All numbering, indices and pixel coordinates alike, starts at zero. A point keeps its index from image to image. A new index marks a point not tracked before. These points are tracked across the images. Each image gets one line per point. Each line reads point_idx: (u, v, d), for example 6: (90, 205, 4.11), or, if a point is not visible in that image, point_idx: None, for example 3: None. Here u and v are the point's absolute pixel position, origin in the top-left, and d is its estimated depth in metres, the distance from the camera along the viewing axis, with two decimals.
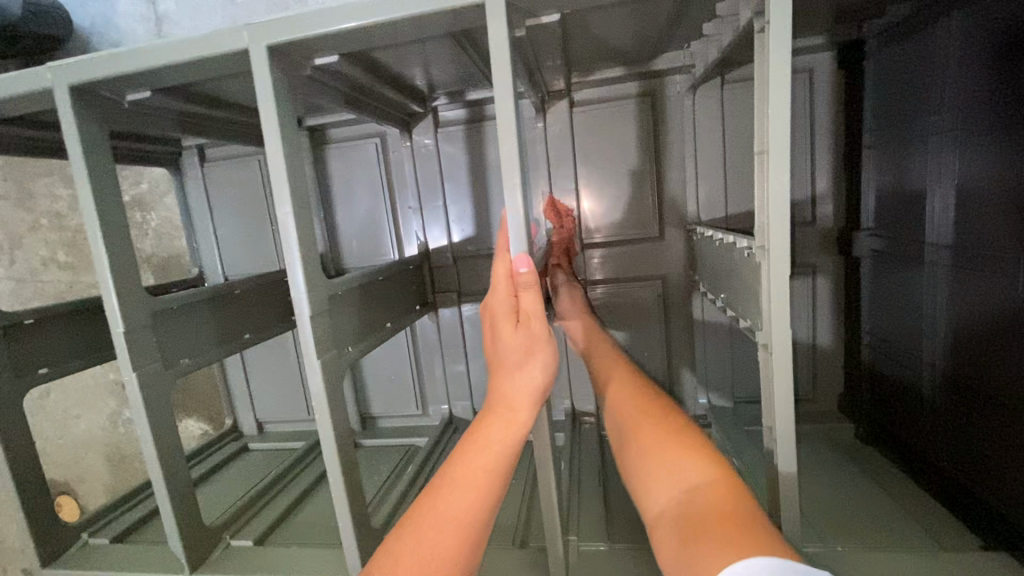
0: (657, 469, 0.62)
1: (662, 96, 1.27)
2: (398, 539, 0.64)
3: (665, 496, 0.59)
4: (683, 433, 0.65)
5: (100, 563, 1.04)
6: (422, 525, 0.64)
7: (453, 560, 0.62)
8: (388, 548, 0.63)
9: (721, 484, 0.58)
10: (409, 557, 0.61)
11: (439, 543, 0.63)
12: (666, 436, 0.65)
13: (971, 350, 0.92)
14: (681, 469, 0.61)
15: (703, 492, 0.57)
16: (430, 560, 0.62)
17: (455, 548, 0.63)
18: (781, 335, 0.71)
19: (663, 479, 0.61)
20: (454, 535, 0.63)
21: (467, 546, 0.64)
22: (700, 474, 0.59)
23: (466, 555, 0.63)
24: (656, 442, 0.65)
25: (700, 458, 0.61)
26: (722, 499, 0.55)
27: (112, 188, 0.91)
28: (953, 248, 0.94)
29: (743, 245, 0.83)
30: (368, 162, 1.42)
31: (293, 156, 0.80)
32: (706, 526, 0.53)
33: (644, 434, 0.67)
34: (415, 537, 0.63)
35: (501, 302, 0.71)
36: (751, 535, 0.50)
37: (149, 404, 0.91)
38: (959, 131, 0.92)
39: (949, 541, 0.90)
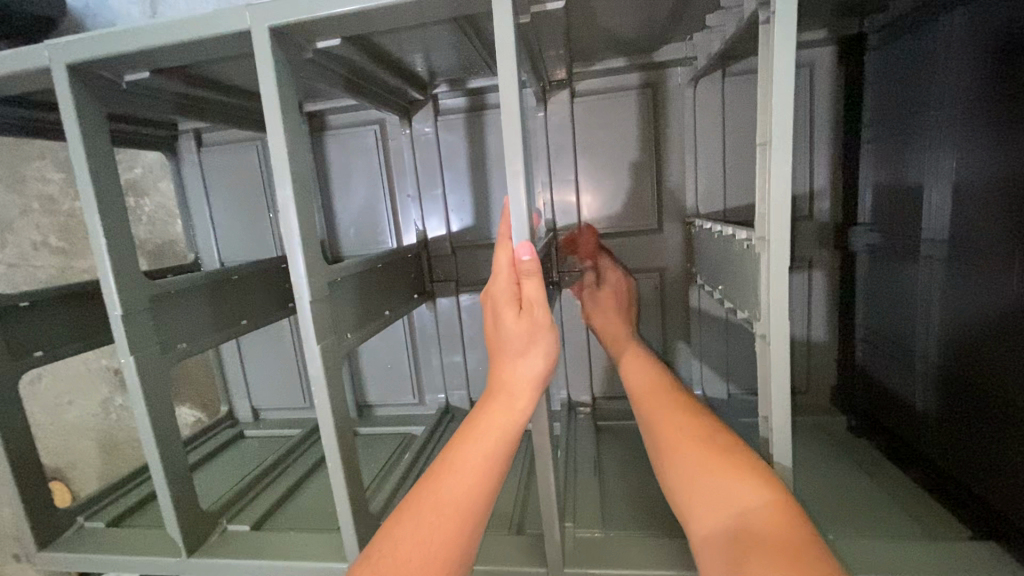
0: (713, 494, 0.68)
1: (663, 88, 1.27)
2: (400, 522, 0.64)
3: (724, 522, 0.65)
4: (736, 456, 0.70)
5: (97, 545, 1.05)
6: (423, 510, 0.64)
7: (453, 544, 0.63)
8: (389, 531, 0.64)
9: (775, 508, 0.63)
10: (409, 540, 0.62)
11: (440, 527, 0.63)
12: (720, 462, 0.70)
13: (965, 346, 0.94)
14: (736, 495, 0.66)
15: (759, 519, 0.63)
16: (432, 544, 0.62)
17: (456, 532, 0.63)
18: (780, 325, 0.72)
19: (720, 505, 0.67)
20: (454, 519, 0.64)
21: (467, 530, 0.64)
22: (756, 498, 0.65)
23: (466, 539, 0.64)
24: (711, 468, 0.70)
25: (753, 481, 0.67)
26: (778, 526, 0.61)
27: (108, 169, 0.89)
28: (950, 244, 0.95)
29: (743, 237, 0.84)
30: (366, 150, 1.41)
31: (294, 140, 0.79)
32: (764, 554, 0.59)
33: (697, 461, 0.72)
34: (416, 521, 0.64)
35: (502, 290, 0.71)
36: (807, 564, 0.57)
37: (146, 388, 0.91)
38: (959, 128, 0.92)
39: (937, 531, 0.92)
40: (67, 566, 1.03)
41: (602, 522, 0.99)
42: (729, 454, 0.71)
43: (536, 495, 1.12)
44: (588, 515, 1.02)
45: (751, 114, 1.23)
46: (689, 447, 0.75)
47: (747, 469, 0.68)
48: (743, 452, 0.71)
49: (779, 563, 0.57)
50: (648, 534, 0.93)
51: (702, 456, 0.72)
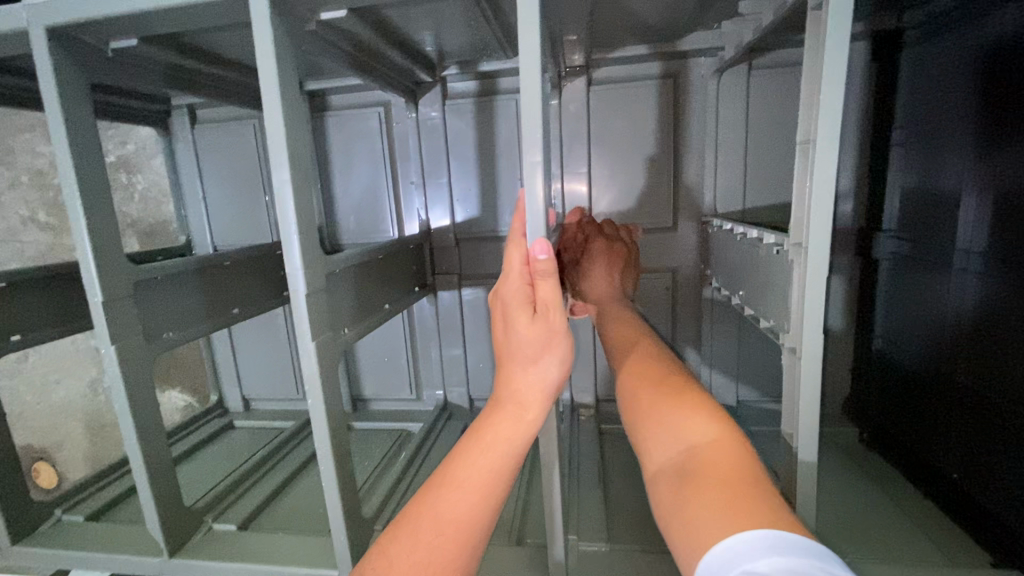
0: (665, 434, 0.60)
1: (684, 79, 1.21)
2: (395, 540, 0.59)
3: (671, 459, 0.57)
4: (692, 399, 0.62)
5: (74, 541, 1.00)
6: (420, 529, 0.59)
7: (454, 569, 0.58)
8: (384, 552, 0.58)
9: (726, 449, 0.55)
10: (404, 561, 0.57)
11: (439, 550, 0.58)
12: (673, 403, 0.63)
13: (996, 363, 0.88)
14: (683, 433, 0.58)
15: (710, 455, 0.54)
16: (428, 564, 0.57)
17: (454, 554, 0.58)
18: (813, 339, 0.67)
19: (669, 443, 0.59)
20: (455, 538, 0.59)
21: (467, 551, 0.59)
22: (705, 436, 0.57)
23: (466, 560, 0.59)
24: (663, 409, 0.63)
25: (709, 421, 0.59)
26: (729, 464, 0.53)
27: (91, 143, 0.83)
28: (987, 254, 0.90)
29: (772, 241, 0.78)
30: (370, 133, 1.34)
31: (293, 120, 0.73)
32: (706, 489, 0.51)
33: (652, 404, 0.64)
34: (411, 541, 0.58)
35: (515, 291, 0.65)
36: (754, 504, 0.48)
37: (127, 380, 0.85)
38: (1005, 130, 0.86)
39: (958, 557, 0.89)
40: (41, 563, 0.98)
41: (607, 533, 0.95)
42: (687, 396, 0.63)
43: (536, 503, 1.08)
44: (592, 523, 0.97)
45: (775, 110, 1.17)
46: (644, 393, 0.67)
47: (701, 410, 0.61)
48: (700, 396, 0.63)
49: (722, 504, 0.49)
50: (656, 549, 0.88)
51: (656, 399, 0.65)
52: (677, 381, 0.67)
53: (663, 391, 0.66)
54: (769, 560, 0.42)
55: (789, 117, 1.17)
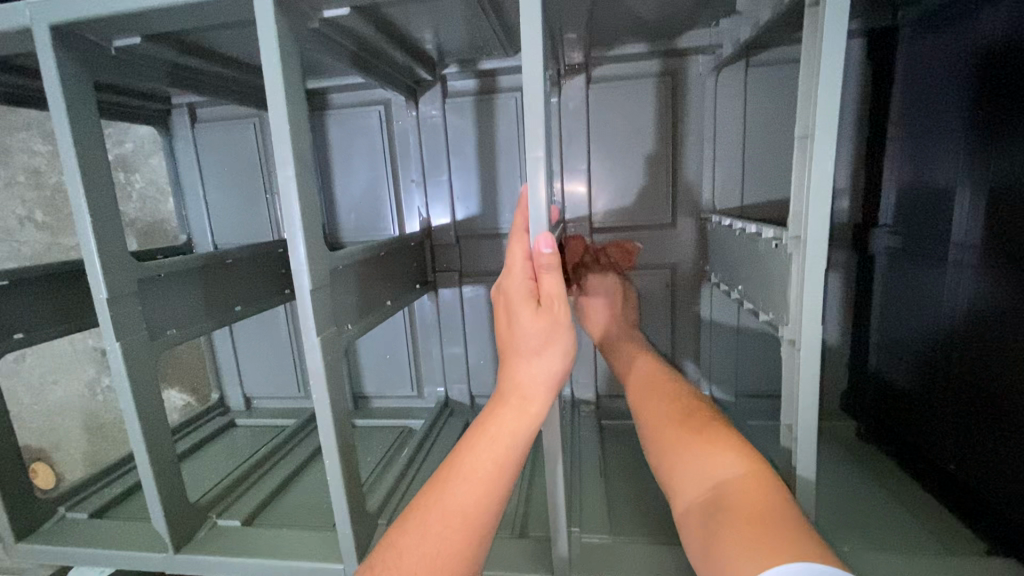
0: (693, 466, 0.65)
1: (682, 76, 1.22)
2: (404, 533, 0.59)
3: (700, 493, 0.62)
4: (716, 435, 0.68)
5: (78, 537, 1.00)
6: (429, 519, 0.60)
7: (462, 558, 0.58)
8: (393, 543, 0.59)
9: (753, 483, 0.60)
10: (414, 553, 0.57)
11: (448, 540, 0.58)
12: (699, 441, 0.68)
13: (990, 356, 0.90)
14: (709, 467, 0.64)
15: (735, 487, 0.59)
16: (437, 554, 0.58)
17: (462, 542, 0.59)
18: (812, 331, 0.68)
19: (696, 477, 0.64)
20: (462, 529, 0.59)
21: (475, 541, 0.59)
22: (733, 470, 0.62)
23: (474, 551, 0.59)
24: (689, 443, 0.68)
25: (734, 457, 0.64)
26: (756, 497, 0.57)
27: (96, 144, 0.83)
28: (980, 250, 0.92)
29: (770, 236, 0.79)
30: (370, 131, 1.35)
31: (296, 117, 0.74)
32: (732, 520, 0.56)
33: (681, 439, 0.70)
34: (420, 531, 0.59)
35: (518, 285, 0.67)
36: (779, 533, 0.52)
37: (131, 376, 0.85)
38: (998, 127, 0.88)
39: (953, 545, 0.90)
40: (47, 559, 0.98)
41: (608, 526, 0.96)
42: (713, 433, 0.69)
43: (538, 497, 1.09)
44: (593, 516, 0.98)
45: (773, 106, 1.19)
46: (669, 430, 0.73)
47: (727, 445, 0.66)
48: (730, 432, 0.68)
49: (751, 532, 0.53)
50: (657, 541, 0.90)
51: (684, 435, 0.70)
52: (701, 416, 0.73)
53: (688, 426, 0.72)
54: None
55: (788, 112, 1.18)
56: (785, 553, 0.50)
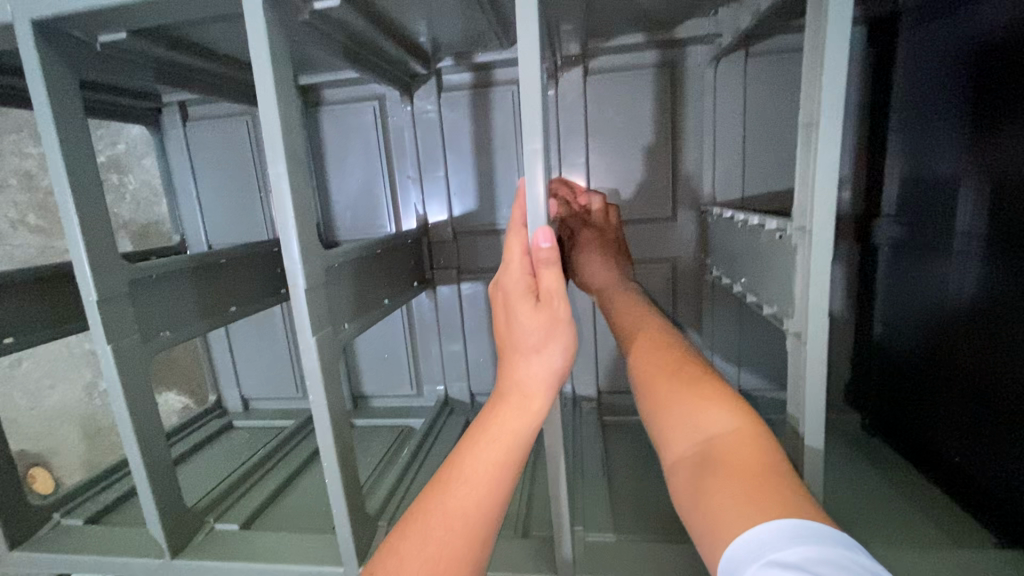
0: (680, 419, 0.59)
1: (681, 67, 1.20)
2: (405, 538, 0.57)
3: (688, 448, 0.57)
4: (706, 385, 0.62)
5: (73, 544, 0.98)
6: (430, 522, 0.58)
7: (464, 562, 0.56)
8: (393, 548, 0.57)
9: (747, 439, 0.55)
10: (416, 558, 0.56)
11: (449, 544, 0.57)
12: (689, 389, 0.62)
13: (997, 345, 0.88)
14: (698, 420, 0.58)
15: (728, 444, 0.55)
16: (440, 559, 0.56)
17: (464, 545, 0.57)
18: (818, 325, 0.67)
19: (685, 430, 0.58)
20: (464, 532, 0.58)
21: (479, 545, 0.58)
22: (725, 425, 0.56)
23: (478, 555, 0.58)
24: (678, 393, 0.62)
25: (726, 410, 0.58)
26: (750, 455, 0.53)
27: (82, 142, 0.81)
28: (987, 237, 0.90)
29: (773, 227, 0.78)
30: (364, 127, 1.33)
31: (288, 112, 0.72)
32: (729, 481, 0.51)
33: (665, 388, 0.63)
34: (421, 536, 0.57)
35: (516, 281, 0.65)
36: (779, 497, 0.49)
37: (124, 380, 0.83)
38: (1002, 111, 0.86)
39: (963, 538, 0.89)
40: (40, 569, 0.96)
41: (613, 524, 0.95)
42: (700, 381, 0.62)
43: (541, 494, 1.07)
44: (597, 514, 0.97)
45: (774, 96, 1.17)
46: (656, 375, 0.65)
47: (718, 396, 0.60)
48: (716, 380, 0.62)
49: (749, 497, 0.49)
50: (662, 538, 0.89)
51: (670, 384, 0.63)
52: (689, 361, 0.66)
53: (675, 369, 0.64)
54: (795, 551, 0.43)
55: (789, 103, 1.16)
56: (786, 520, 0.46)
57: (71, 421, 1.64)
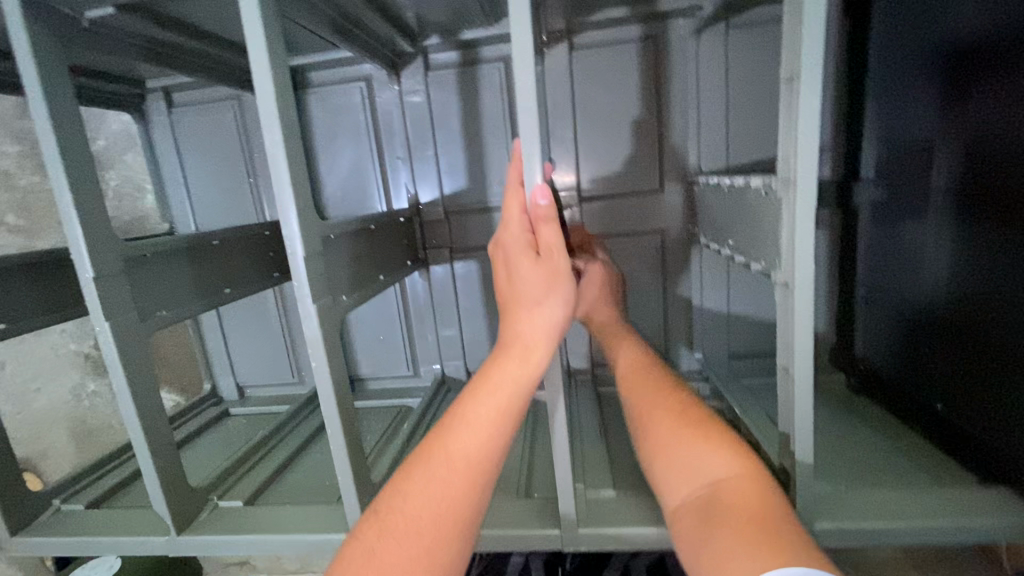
0: (683, 464, 0.68)
1: (665, 40, 1.22)
2: (408, 478, 0.60)
3: (694, 492, 0.65)
4: (711, 429, 0.71)
5: (75, 528, 0.98)
6: (432, 466, 0.60)
7: (464, 504, 0.59)
8: (398, 488, 0.60)
9: (744, 480, 0.64)
10: (419, 495, 0.58)
11: (451, 484, 0.59)
12: (695, 434, 0.70)
13: (971, 296, 0.93)
14: (701, 465, 0.67)
15: (730, 485, 0.63)
16: (442, 498, 0.59)
17: (467, 486, 0.59)
18: (804, 271, 0.69)
19: (691, 473, 0.67)
20: (467, 474, 0.60)
21: (480, 486, 0.60)
22: (725, 468, 0.65)
23: (477, 495, 0.60)
24: (682, 438, 0.70)
25: (725, 453, 0.67)
26: (749, 497, 0.61)
27: (73, 119, 0.81)
28: (958, 195, 0.94)
29: (758, 183, 0.81)
30: (352, 108, 1.33)
31: (281, 81, 0.73)
32: (731, 522, 0.59)
33: (671, 434, 0.72)
34: (425, 477, 0.60)
35: (516, 238, 0.68)
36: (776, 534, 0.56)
37: (123, 356, 0.84)
38: (971, 74, 0.90)
39: (945, 477, 0.94)
40: (46, 551, 0.97)
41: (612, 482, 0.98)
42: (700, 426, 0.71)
43: (541, 459, 1.10)
44: (597, 474, 1.00)
45: (754, 66, 1.20)
46: (662, 421, 0.74)
47: (721, 441, 0.68)
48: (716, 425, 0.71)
49: (750, 536, 0.57)
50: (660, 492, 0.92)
51: (673, 429, 0.72)
52: (694, 408, 0.75)
53: (682, 418, 0.73)
54: None
55: (768, 73, 1.19)
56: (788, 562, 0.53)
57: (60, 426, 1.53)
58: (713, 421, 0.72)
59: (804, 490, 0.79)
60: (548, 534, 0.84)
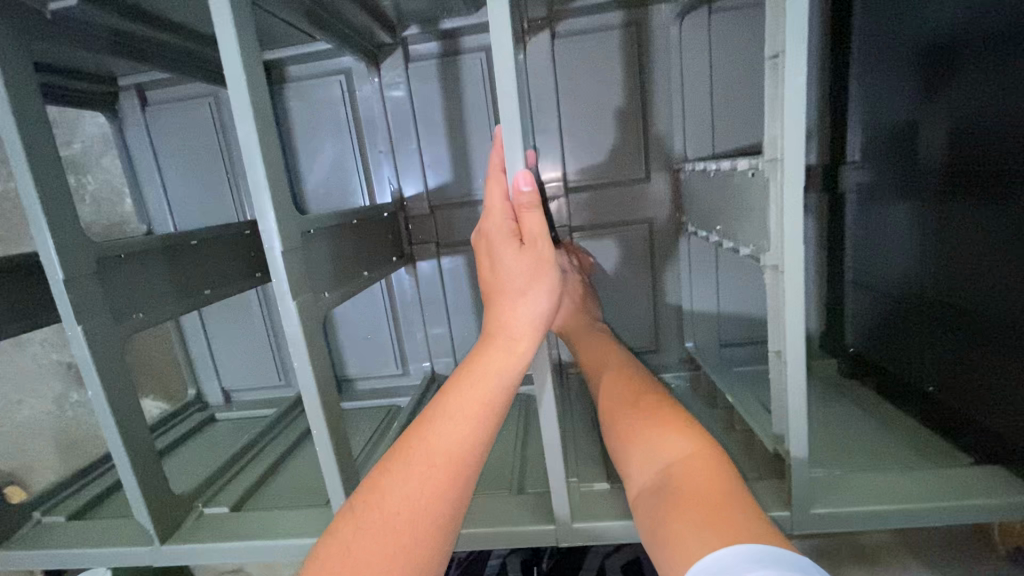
0: (643, 450, 0.67)
1: (647, 26, 1.21)
2: (387, 474, 0.58)
3: (652, 477, 0.63)
4: (671, 415, 0.70)
5: (54, 541, 0.95)
6: (411, 460, 0.59)
7: (445, 500, 0.57)
8: (375, 483, 0.58)
9: (702, 460, 0.62)
10: (397, 492, 0.57)
11: (430, 480, 0.57)
12: (653, 420, 0.70)
13: (958, 276, 0.93)
14: (660, 448, 0.65)
15: (688, 466, 0.61)
16: (422, 494, 0.57)
17: (447, 481, 0.58)
18: (794, 251, 0.68)
19: (649, 457, 0.66)
20: (447, 468, 0.58)
21: (461, 481, 0.58)
22: (684, 449, 0.64)
23: (458, 490, 0.58)
24: (642, 426, 0.70)
25: (684, 437, 0.65)
26: (706, 476, 0.59)
27: (37, 116, 0.78)
28: (944, 174, 0.94)
29: (745, 165, 0.79)
30: (332, 102, 1.31)
31: (252, 69, 0.70)
32: (687, 504, 0.57)
33: (633, 425, 0.71)
34: (404, 472, 0.58)
35: (499, 227, 0.66)
36: (732, 515, 0.53)
37: (97, 361, 0.81)
38: (956, 52, 0.89)
39: (939, 458, 0.94)
40: (28, 564, 0.94)
41: (605, 473, 0.96)
42: (662, 414, 0.71)
43: (533, 454, 1.08)
44: (590, 467, 0.98)
45: (738, 51, 1.18)
46: (627, 414, 0.73)
47: (678, 425, 0.68)
48: (680, 412, 0.71)
49: (704, 517, 0.54)
50: None
51: (637, 420, 0.71)
52: (659, 400, 0.74)
53: (646, 409, 0.73)
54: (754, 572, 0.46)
55: (752, 57, 1.18)
56: (739, 542, 0.50)
57: (48, 439, 1.47)
58: (674, 407, 0.72)
59: (799, 475, 0.78)
60: (541, 530, 0.83)
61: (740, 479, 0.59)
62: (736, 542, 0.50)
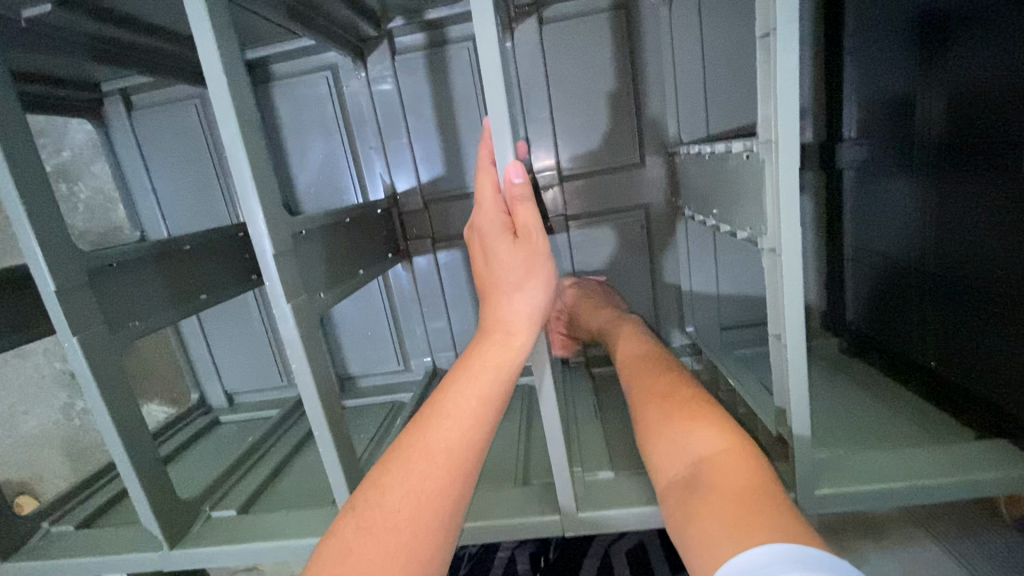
0: (672, 445, 0.66)
1: (636, 9, 1.19)
2: (386, 472, 0.58)
3: (680, 472, 0.63)
4: (700, 408, 0.69)
5: (63, 550, 0.96)
6: (410, 459, 0.58)
7: (445, 495, 0.57)
8: (375, 481, 0.58)
9: (734, 458, 0.61)
10: (397, 490, 0.57)
11: (431, 479, 0.57)
12: (682, 416, 0.69)
13: (958, 248, 0.92)
14: (690, 445, 0.64)
15: (718, 463, 0.60)
16: (421, 492, 0.57)
17: (446, 479, 0.57)
18: (791, 234, 0.67)
19: (677, 452, 0.65)
20: (448, 465, 0.58)
21: (461, 476, 0.58)
22: (714, 445, 0.63)
23: (459, 486, 0.58)
24: (672, 419, 0.69)
25: (713, 433, 0.64)
26: (737, 475, 0.58)
27: (17, 126, 0.77)
28: (942, 146, 0.93)
29: (739, 148, 0.78)
30: (320, 98, 1.29)
31: (232, 69, 0.68)
32: (717, 504, 0.56)
33: (661, 419, 0.70)
34: (404, 470, 0.58)
35: (490, 219, 0.65)
36: (765, 517, 0.52)
37: (95, 371, 0.80)
38: (956, 18, 0.88)
39: (939, 432, 0.93)
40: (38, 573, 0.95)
41: (609, 461, 0.96)
42: (692, 408, 0.69)
43: (537, 445, 1.08)
44: (594, 455, 0.98)
45: (729, 30, 1.16)
46: (655, 407, 0.72)
47: (711, 421, 0.66)
48: (710, 406, 0.69)
49: (735, 518, 0.53)
50: None
51: (663, 414, 0.70)
52: (690, 394, 0.73)
53: (675, 403, 0.71)
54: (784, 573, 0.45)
55: (743, 35, 1.16)
56: (772, 543, 0.49)
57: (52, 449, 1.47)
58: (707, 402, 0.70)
59: (803, 457, 0.78)
60: (547, 520, 0.83)
61: (774, 479, 0.58)
62: (767, 543, 0.49)
